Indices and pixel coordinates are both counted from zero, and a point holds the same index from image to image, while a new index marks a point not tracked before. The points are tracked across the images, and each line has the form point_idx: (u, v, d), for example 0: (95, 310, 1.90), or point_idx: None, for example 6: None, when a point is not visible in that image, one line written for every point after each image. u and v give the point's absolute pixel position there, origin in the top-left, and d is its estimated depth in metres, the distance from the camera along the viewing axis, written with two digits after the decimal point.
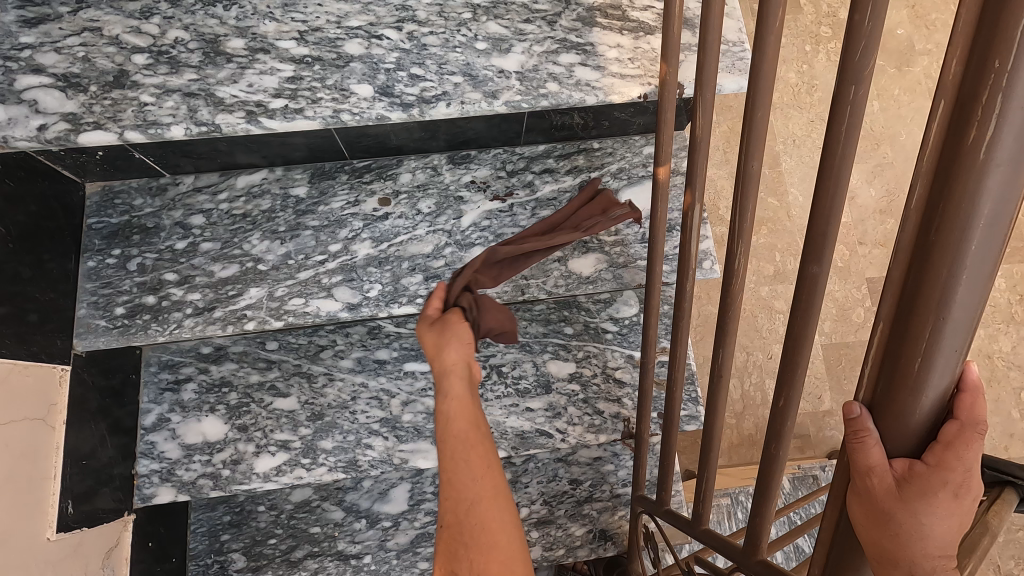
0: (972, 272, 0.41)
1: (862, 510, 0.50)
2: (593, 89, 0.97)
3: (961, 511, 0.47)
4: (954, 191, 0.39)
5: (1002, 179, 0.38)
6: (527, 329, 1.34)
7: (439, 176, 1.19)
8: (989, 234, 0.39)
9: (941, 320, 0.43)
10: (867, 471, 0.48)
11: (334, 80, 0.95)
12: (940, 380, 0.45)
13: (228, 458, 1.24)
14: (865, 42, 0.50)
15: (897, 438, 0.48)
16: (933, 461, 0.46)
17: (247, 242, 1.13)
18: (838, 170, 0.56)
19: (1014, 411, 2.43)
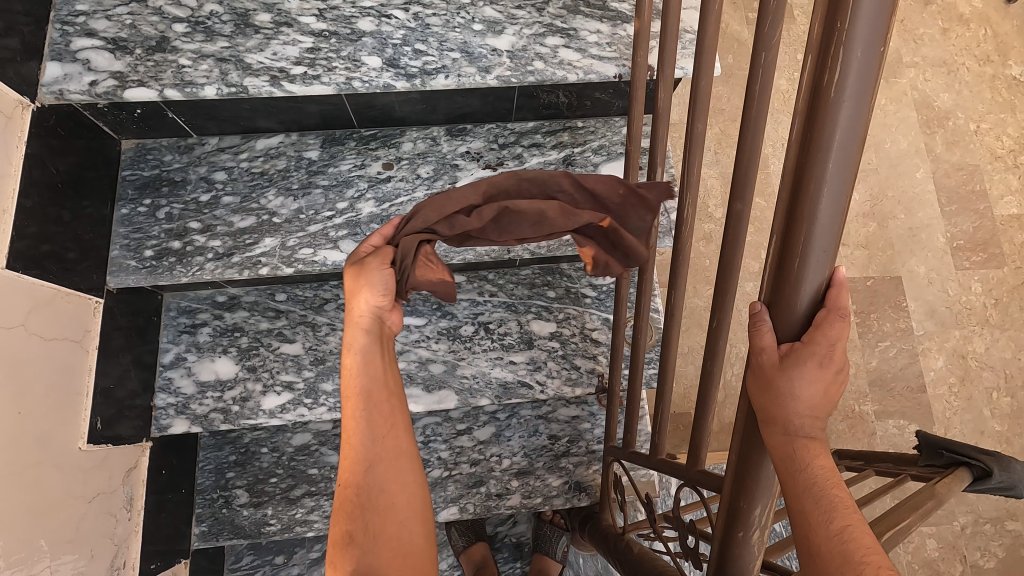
0: (832, 185, 0.55)
1: (755, 382, 0.64)
2: (575, 69, 1.11)
3: (826, 380, 0.62)
4: (817, 120, 0.53)
5: (849, 111, 0.52)
6: (513, 291, 1.48)
7: (438, 145, 1.33)
8: (841, 154, 0.54)
9: (812, 226, 0.56)
10: (760, 348, 0.63)
11: (347, 52, 1.08)
12: (814, 277, 0.59)
13: (237, 395, 1.37)
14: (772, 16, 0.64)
15: (785, 323, 0.62)
16: (806, 339, 0.61)
17: (263, 197, 1.27)
18: (757, 123, 0.70)
19: (983, 409, 2.54)
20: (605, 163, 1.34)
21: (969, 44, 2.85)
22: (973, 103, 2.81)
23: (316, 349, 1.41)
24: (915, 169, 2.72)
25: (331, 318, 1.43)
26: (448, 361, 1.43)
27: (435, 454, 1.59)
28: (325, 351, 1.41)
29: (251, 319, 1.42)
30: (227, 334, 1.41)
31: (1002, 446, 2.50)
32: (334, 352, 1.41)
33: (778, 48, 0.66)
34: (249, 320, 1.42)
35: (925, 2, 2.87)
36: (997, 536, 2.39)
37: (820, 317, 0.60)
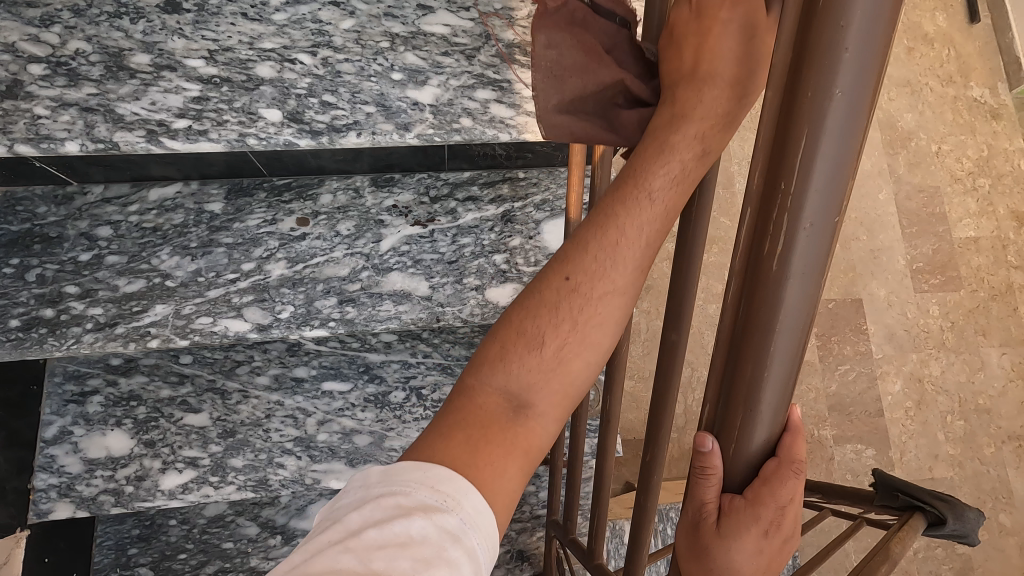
0: (776, 370, 0.44)
1: (689, 538, 0.50)
2: (507, 127, 0.98)
3: (771, 551, 0.48)
4: (758, 292, 0.42)
5: (796, 289, 0.41)
6: (450, 351, 1.35)
7: (361, 198, 1.18)
8: (788, 338, 0.43)
9: (750, 412, 0.46)
10: (702, 505, 0.49)
11: (242, 103, 0.93)
12: (761, 436, 0.47)
13: (132, 474, 1.21)
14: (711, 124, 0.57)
15: (728, 474, 0.48)
16: (751, 497, 0.47)
17: (155, 256, 1.11)
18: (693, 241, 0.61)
19: (938, 433, 2.50)
20: (548, 220, 1.22)
21: (934, 63, 2.80)
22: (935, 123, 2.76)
23: (225, 421, 1.26)
24: (877, 191, 2.66)
25: (244, 383, 1.28)
26: (375, 433, 1.30)
27: None
28: (235, 423, 1.26)
29: (149, 385, 1.26)
30: (122, 403, 1.24)
31: (954, 470, 2.47)
32: (245, 423, 1.26)
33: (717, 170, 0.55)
34: (147, 387, 1.26)
35: None
36: (947, 561, 2.38)
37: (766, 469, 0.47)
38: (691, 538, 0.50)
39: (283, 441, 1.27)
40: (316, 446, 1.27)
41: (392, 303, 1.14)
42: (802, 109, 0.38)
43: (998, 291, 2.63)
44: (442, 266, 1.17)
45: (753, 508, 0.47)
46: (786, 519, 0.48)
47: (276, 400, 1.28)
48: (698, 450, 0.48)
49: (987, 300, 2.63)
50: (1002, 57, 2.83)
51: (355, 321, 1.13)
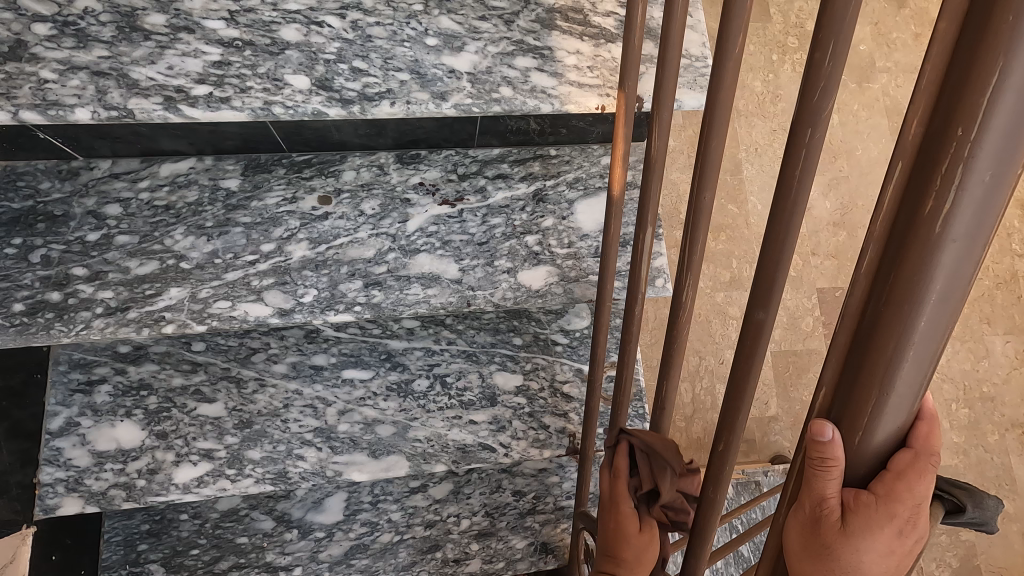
0: (919, 347, 0.39)
1: (803, 534, 0.45)
2: (549, 97, 0.92)
3: (899, 549, 0.44)
4: (909, 259, 0.37)
5: (957, 256, 0.36)
6: (474, 338, 1.30)
7: (386, 175, 1.12)
8: (938, 312, 0.38)
9: (884, 395, 0.41)
10: (821, 500, 0.44)
11: (266, 68, 0.86)
12: (892, 422, 0.42)
13: (144, 467, 1.15)
14: (824, 81, 0.47)
15: (852, 465, 0.43)
16: (881, 492, 0.43)
17: (169, 236, 1.04)
18: (783, 216, 0.53)
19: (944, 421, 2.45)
20: (581, 200, 1.16)
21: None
22: None
23: (241, 411, 1.20)
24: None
25: (260, 372, 1.22)
26: (398, 423, 1.24)
27: (384, 516, 1.41)
28: (251, 413, 1.20)
29: (160, 374, 1.20)
30: (132, 392, 1.18)
31: (959, 458, 2.43)
32: (263, 413, 1.21)
33: (829, 125, 0.48)
34: (158, 375, 1.19)
35: (900, 4, 2.78)
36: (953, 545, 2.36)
37: (897, 460, 0.42)
38: (804, 534, 0.46)
39: (303, 432, 1.21)
40: (337, 437, 1.22)
41: (420, 286, 1.08)
42: (990, 41, 0.31)
43: (1003, 279, 2.59)
44: (472, 248, 1.11)
45: (882, 503, 0.42)
46: (917, 514, 0.43)
47: (295, 389, 1.22)
48: (816, 440, 0.43)
49: (993, 288, 2.58)
50: None
51: (382, 306, 1.07)
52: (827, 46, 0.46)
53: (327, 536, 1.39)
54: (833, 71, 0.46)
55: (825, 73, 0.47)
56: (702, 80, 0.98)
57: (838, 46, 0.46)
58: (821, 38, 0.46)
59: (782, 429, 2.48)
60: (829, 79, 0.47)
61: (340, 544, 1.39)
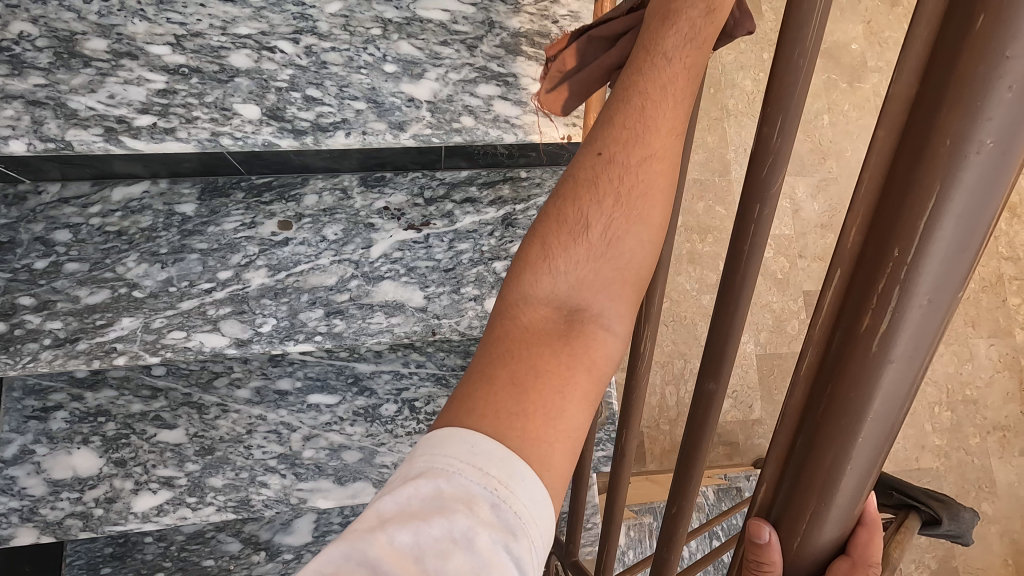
0: (859, 461, 0.36)
1: None
2: (512, 127, 0.89)
3: None
4: (844, 373, 0.34)
5: (896, 376, 0.33)
6: (444, 361, 1.27)
7: (349, 198, 1.09)
8: (879, 428, 0.35)
9: (824, 504, 0.38)
10: None
11: (214, 97, 0.82)
12: (833, 529, 0.39)
13: (101, 495, 1.13)
14: (774, 156, 0.44)
15: (793, 568, 0.41)
16: None
17: (121, 264, 1.00)
18: (733, 288, 0.50)
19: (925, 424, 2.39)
20: None
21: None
22: None
23: (203, 437, 1.17)
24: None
25: (222, 397, 1.19)
26: (365, 448, 1.22)
27: None
28: (213, 440, 1.17)
29: (119, 400, 1.16)
30: (89, 419, 1.15)
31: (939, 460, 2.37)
32: (225, 439, 1.18)
33: (779, 202, 0.46)
34: (117, 401, 1.16)
35: (891, 5, 2.73)
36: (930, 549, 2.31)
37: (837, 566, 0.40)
38: None
39: (267, 459, 1.19)
40: (301, 463, 1.19)
41: (383, 315, 1.05)
42: (928, 157, 0.28)
43: (988, 283, 2.48)
44: (438, 274, 1.08)
45: None
46: None
47: (259, 414, 1.20)
48: (752, 541, 0.41)
49: (978, 291, 2.48)
50: None
51: (344, 335, 1.04)
52: (775, 120, 0.44)
53: (296, 558, 1.37)
54: (783, 146, 0.44)
55: (775, 147, 0.44)
56: None
57: (788, 122, 0.44)
58: (770, 111, 0.44)
59: (763, 433, 2.49)
60: (779, 153, 0.44)
61: None
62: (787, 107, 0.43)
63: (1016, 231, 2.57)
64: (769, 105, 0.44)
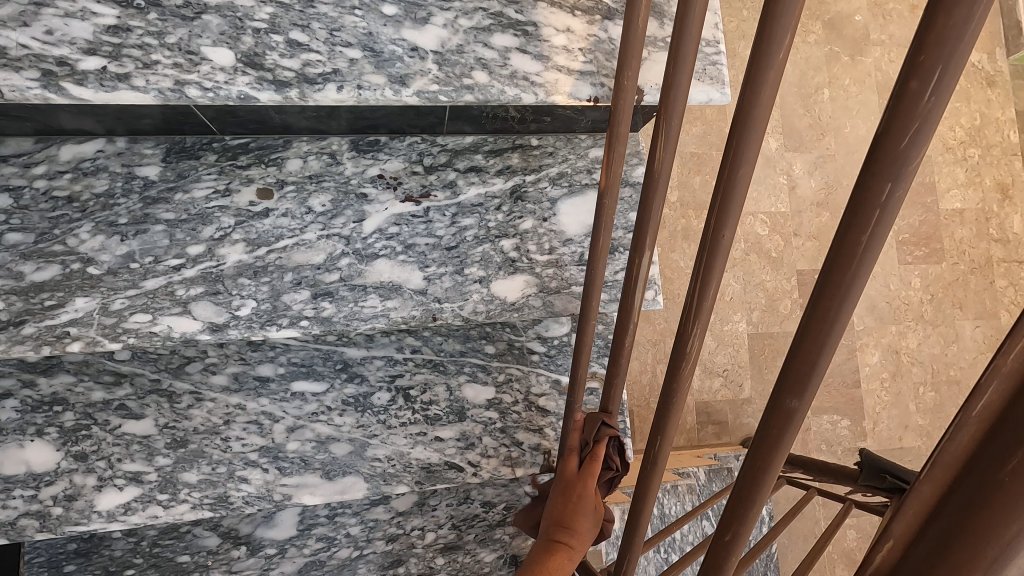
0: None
1: None
2: (532, 86, 0.77)
3: None
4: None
5: None
6: (442, 346, 1.17)
7: (338, 164, 0.95)
8: None
9: None
10: None
11: (177, 37, 0.68)
12: None
13: (60, 492, 1.01)
14: (919, 118, 0.33)
15: None
16: None
17: (73, 234, 0.86)
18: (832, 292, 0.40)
19: (910, 404, 2.50)
20: (564, 199, 1.02)
21: None
22: None
23: (174, 429, 1.06)
24: None
25: (195, 384, 1.07)
26: (356, 440, 1.11)
27: (342, 530, 1.31)
28: (186, 431, 1.06)
29: (78, 387, 1.04)
30: (43, 408, 1.02)
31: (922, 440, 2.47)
32: (199, 431, 1.06)
33: (915, 183, 0.35)
34: (75, 388, 1.04)
35: None
36: None
37: None
38: None
39: (246, 452, 1.07)
40: (285, 456, 1.09)
41: (378, 297, 0.94)
42: None
43: (977, 265, 2.54)
44: (439, 252, 0.97)
45: None
46: None
47: (237, 403, 1.08)
48: None
49: (967, 273, 2.53)
50: (1006, 19, 2.62)
51: (333, 320, 0.92)
52: (930, 70, 0.32)
53: (279, 553, 1.28)
54: (935, 106, 0.33)
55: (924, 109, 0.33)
56: (713, 69, 0.82)
57: (949, 75, 0.32)
58: (922, 62, 0.33)
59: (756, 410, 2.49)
60: (927, 115, 0.33)
61: (293, 561, 1.28)
62: (953, 50, 0.31)
63: (1007, 215, 2.58)
64: (919, 52, 0.33)
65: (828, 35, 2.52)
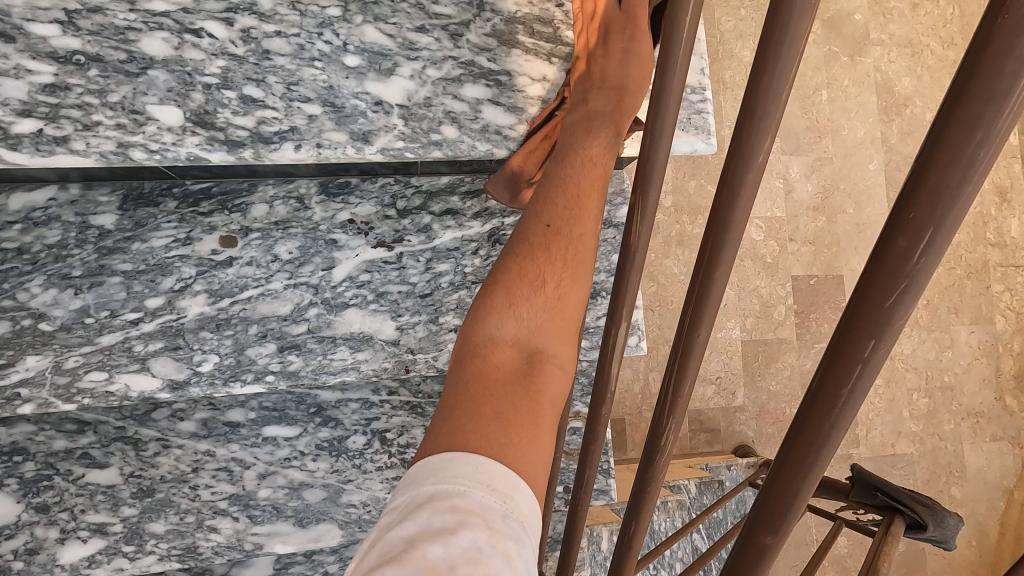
0: None
1: None
2: (505, 140, 0.74)
3: None
4: None
5: None
6: (420, 386, 1.13)
7: (306, 209, 0.91)
8: None
9: None
10: None
11: (120, 95, 0.63)
12: None
13: (20, 546, 0.97)
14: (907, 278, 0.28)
15: None
16: None
17: (22, 289, 0.82)
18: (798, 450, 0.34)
19: (903, 410, 2.43)
20: None
21: (937, 23, 2.52)
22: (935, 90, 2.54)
23: (140, 477, 1.02)
24: (868, 160, 2.48)
25: (163, 430, 1.04)
26: (330, 486, 1.08)
27: (320, 568, 1.28)
28: (153, 480, 1.02)
29: (38, 435, 1.00)
30: (2, 458, 0.98)
31: (915, 446, 2.42)
32: (167, 479, 1.03)
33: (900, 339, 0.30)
34: (36, 437, 1.00)
35: None
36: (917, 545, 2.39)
37: None
38: None
39: (216, 500, 1.04)
40: (257, 504, 1.05)
41: (348, 349, 0.90)
42: None
43: (975, 270, 2.47)
44: (413, 301, 0.92)
45: None
46: None
47: (206, 450, 1.04)
48: None
49: (964, 278, 2.47)
50: None
51: (300, 374, 0.89)
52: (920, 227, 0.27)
53: None
54: (924, 268, 0.28)
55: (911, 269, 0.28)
56: (698, 118, 0.79)
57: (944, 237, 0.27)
58: (912, 218, 0.27)
59: (749, 419, 2.48)
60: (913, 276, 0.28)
61: None
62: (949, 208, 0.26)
63: (1005, 218, 2.52)
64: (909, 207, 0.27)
65: (827, 36, 2.44)
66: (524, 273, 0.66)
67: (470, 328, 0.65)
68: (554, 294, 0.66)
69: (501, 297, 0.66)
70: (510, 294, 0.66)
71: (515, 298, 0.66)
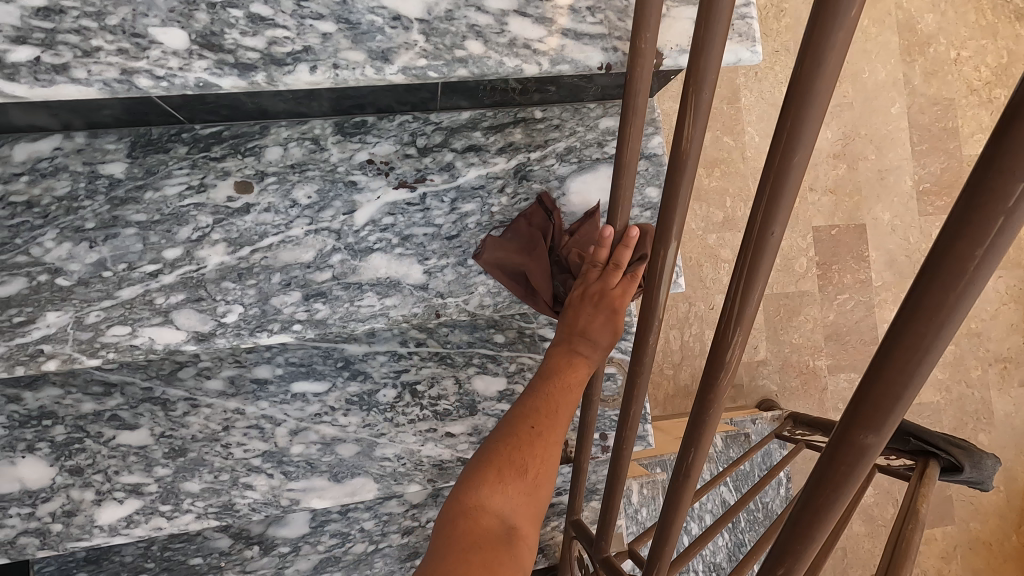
0: None
1: None
2: (534, 55, 0.68)
3: None
4: None
5: None
6: (448, 338, 1.10)
7: (322, 151, 0.86)
8: None
9: None
10: None
11: (119, 17, 0.58)
12: None
13: (57, 509, 0.97)
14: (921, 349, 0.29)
15: None
16: None
17: (36, 243, 0.79)
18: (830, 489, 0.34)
19: None
20: (574, 176, 0.93)
21: None
22: (961, 25, 2.42)
23: (171, 437, 1.01)
24: (890, 103, 2.37)
25: (190, 390, 1.02)
26: (362, 440, 1.06)
27: (356, 526, 1.27)
28: (184, 439, 1.01)
29: (66, 399, 0.98)
30: (32, 422, 0.97)
31: (943, 394, 2.33)
32: (198, 439, 1.01)
33: None
34: (63, 401, 0.98)
35: None
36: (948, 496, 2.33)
37: None
38: None
39: (249, 458, 1.03)
40: (290, 461, 1.04)
41: (375, 296, 0.86)
42: None
43: None
44: (439, 243, 0.88)
45: None
46: None
47: (235, 408, 1.03)
48: None
49: None
50: None
51: (328, 323, 0.85)
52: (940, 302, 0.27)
53: (293, 551, 1.25)
54: (953, 316, 0.27)
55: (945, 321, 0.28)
56: (741, 24, 0.73)
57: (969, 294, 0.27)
58: None
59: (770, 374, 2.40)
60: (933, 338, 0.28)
61: (308, 558, 1.25)
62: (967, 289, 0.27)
63: None
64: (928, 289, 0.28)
65: None
66: (509, 462, 0.76)
67: (459, 494, 0.74)
68: (534, 479, 0.76)
69: (492, 477, 0.75)
70: (502, 482, 0.75)
71: (503, 485, 0.75)
